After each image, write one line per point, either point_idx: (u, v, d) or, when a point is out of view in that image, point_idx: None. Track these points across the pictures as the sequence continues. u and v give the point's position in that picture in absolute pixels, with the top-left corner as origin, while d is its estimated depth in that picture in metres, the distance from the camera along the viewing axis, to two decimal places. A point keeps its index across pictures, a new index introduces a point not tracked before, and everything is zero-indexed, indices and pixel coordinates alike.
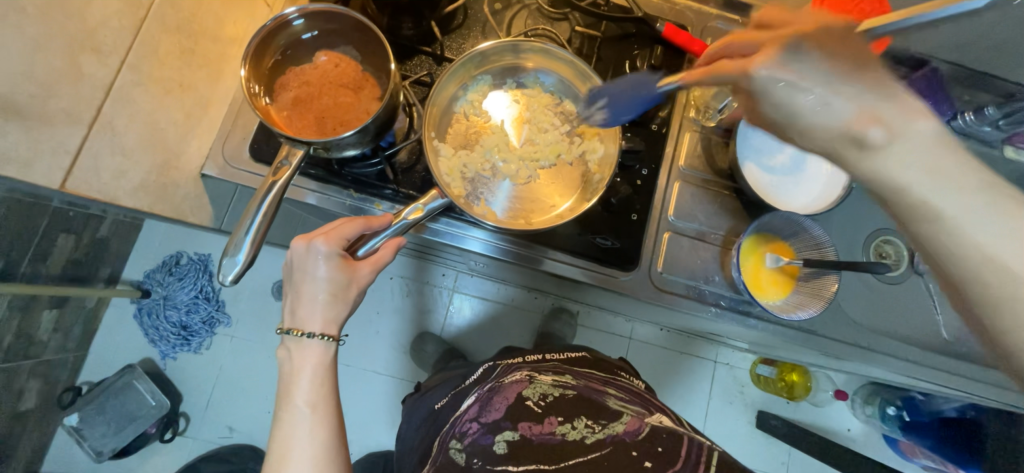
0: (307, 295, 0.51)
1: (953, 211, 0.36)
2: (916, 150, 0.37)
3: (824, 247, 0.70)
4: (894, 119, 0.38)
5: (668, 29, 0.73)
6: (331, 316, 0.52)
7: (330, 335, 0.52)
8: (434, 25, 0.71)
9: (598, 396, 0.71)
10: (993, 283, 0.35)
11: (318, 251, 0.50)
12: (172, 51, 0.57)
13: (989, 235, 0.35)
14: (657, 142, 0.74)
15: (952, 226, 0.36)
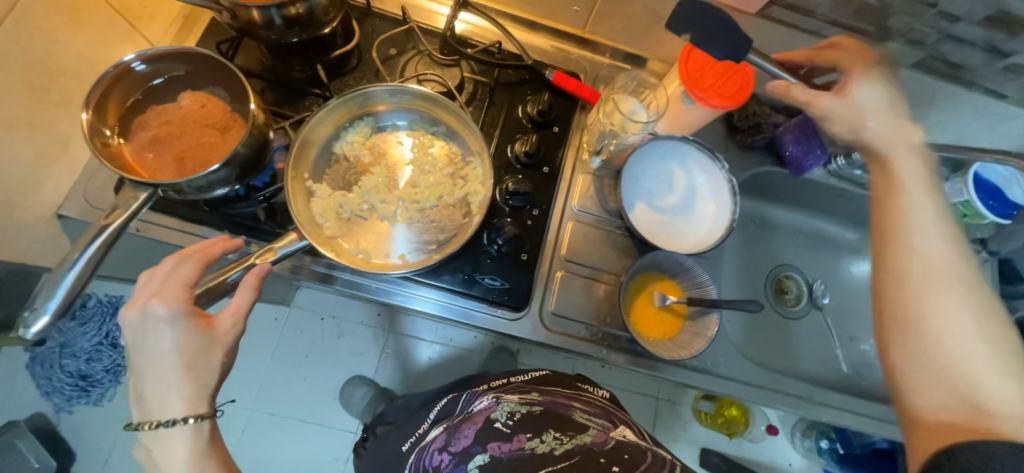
0: (155, 373, 0.48)
1: (912, 210, 0.51)
2: (912, 162, 0.54)
3: (704, 287, 0.73)
4: (895, 137, 0.56)
5: (557, 76, 0.76)
6: (192, 395, 0.49)
7: (192, 415, 0.49)
8: (322, 68, 0.71)
9: (564, 410, 0.67)
10: (918, 256, 0.49)
11: (153, 314, 0.48)
12: (16, 89, 0.54)
13: (928, 237, 0.49)
14: (548, 183, 0.75)
15: (906, 207, 0.51)
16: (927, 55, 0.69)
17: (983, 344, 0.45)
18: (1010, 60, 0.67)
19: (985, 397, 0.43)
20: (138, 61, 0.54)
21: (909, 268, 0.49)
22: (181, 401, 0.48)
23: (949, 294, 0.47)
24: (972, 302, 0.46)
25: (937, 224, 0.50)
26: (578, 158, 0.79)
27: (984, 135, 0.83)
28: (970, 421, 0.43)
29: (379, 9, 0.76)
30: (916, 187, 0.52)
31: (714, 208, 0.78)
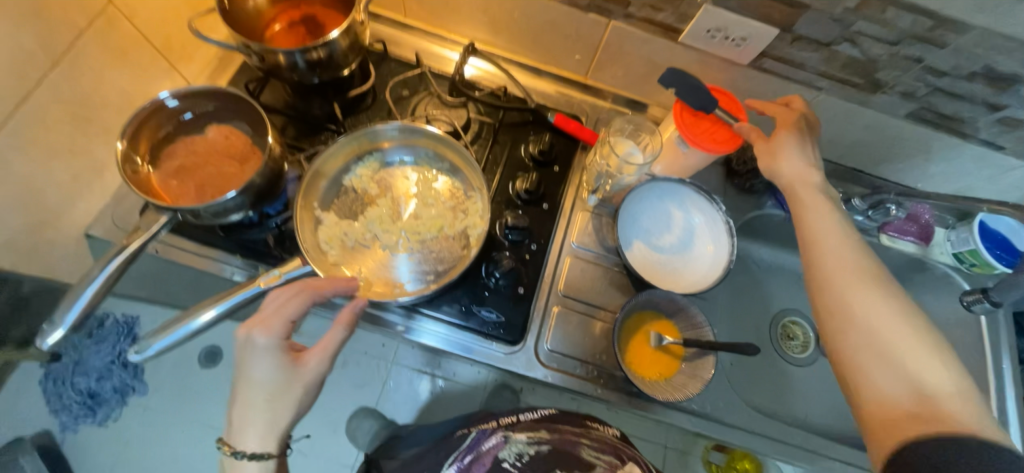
0: (245, 402, 0.52)
1: (825, 222, 0.58)
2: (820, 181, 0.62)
3: (700, 328, 0.72)
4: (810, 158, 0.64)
5: (558, 119, 0.80)
6: (269, 431, 0.53)
7: (265, 448, 0.53)
8: (339, 107, 0.76)
9: (572, 448, 0.65)
10: (841, 269, 0.54)
11: (256, 344, 0.51)
12: (63, 120, 0.60)
13: (844, 243, 0.56)
14: (548, 219, 0.77)
15: (818, 217, 0.59)
16: (920, 106, 0.71)
17: (918, 352, 0.48)
18: (1001, 114, 0.69)
19: (924, 390, 0.47)
20: (172, 98, 0.60)
21: (832, 271, 0.55)
22: (259, 436, 0.52)
23: (876, 311, 0.51)
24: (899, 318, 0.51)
25: (845, 232, 0.57)
26: (578, 196, 0.81)
27: (986, 185, 0.83)
28: (916, 417, 0.46)
29: (396, 55, 0.82)
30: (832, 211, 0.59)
31: (712, 248, 0.78)
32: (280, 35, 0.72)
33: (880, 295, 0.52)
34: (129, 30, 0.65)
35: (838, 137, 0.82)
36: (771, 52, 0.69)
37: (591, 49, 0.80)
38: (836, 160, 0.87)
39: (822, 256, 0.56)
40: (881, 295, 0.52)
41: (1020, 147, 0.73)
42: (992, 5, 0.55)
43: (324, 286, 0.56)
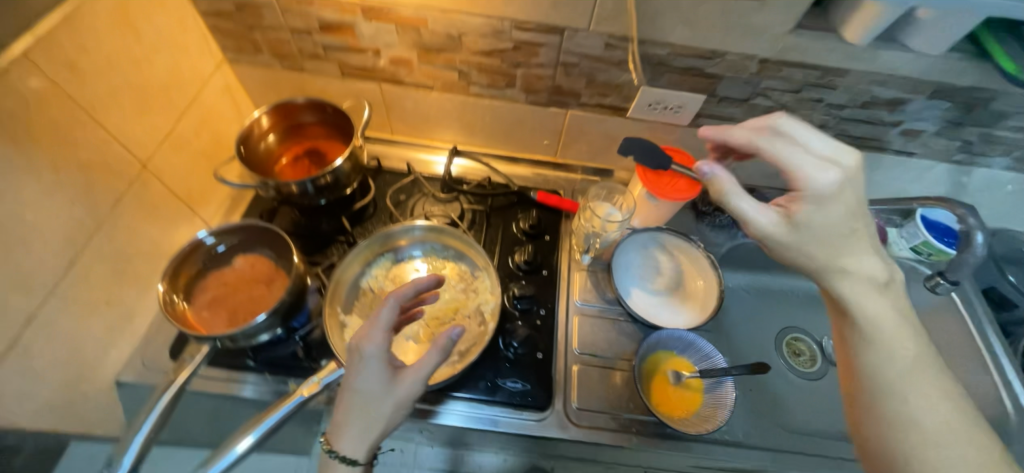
0: (347, 406, 0.55)
1: (889, 360, 0.51)
2: (886, 302, 0.53)
3: (711, 357, 0.77)
4: (864, 267, 0.54)
5: (540, 195, 0.91)
6: (364, 439, 0.56)
7: (358, 454, 0.56)
8: (346, 219, 0.85)
9: None
10: (899, 418, 0.49)
11: (362, 353, 0.54)
12: (103, 275, 0.65)
13: (909, 385, 0.50)
14: (549, 284, 0.84)
15: (880, 351, 0.51)
16: (836, 133, 0.85)
17: None
18: (902, 127, 0.82)
19: None
20: (207, 236, 0.68)
21: (890, 418, 0.50)
22: (353, 444, 0.55)
23: (956, 465, 0.46)
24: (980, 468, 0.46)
25: (911, 367, 0.51)
26: (571, 259, 0.89)
27: (915, 185, 0.95)
28: None
29: (389, 168, 0.94)
30: (894, 335, 0.52)
31: (701, 281, 0.86)
32: (286, 167, 0.82)
33: (951, 442, 0.47)
34: (158, 188, 0.73)
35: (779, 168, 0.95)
36: (704, 112, 0.83)
37: (556, 134, 0.93)
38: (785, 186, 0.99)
39: (892, 400, 0.50)
40: (958, 445, 0.47)
41: (926, 151, 0.87)
42: (862, 54, 0.70)
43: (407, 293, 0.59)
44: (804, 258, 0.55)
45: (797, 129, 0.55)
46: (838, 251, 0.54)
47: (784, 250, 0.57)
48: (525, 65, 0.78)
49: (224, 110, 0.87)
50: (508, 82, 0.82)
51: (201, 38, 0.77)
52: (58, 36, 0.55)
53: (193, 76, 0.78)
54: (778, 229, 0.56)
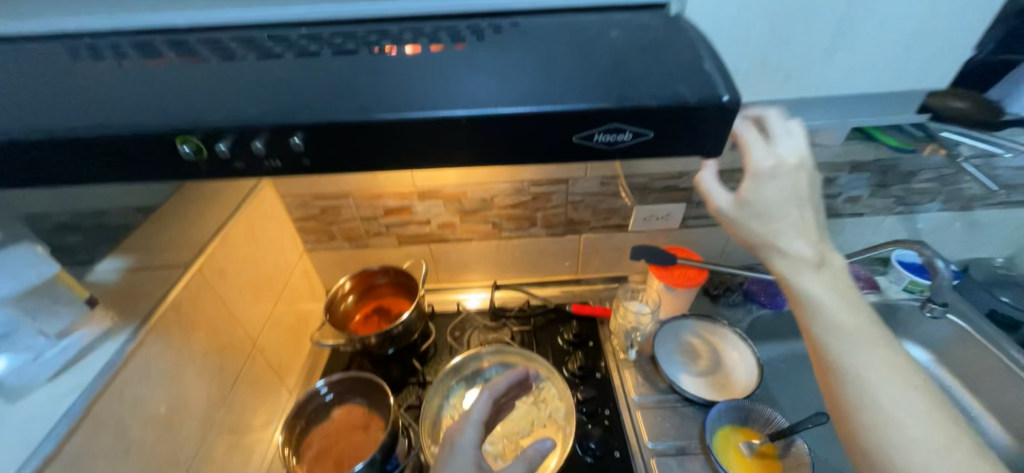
0: None
1: (839, 337, 0.51)
2: (827, 281, 0.53)
3: (773, 419, 0.83)
4: (806, 249, 0.52)
5: (574, 307, 1.05)
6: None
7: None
8: (416, 361, 0.97)
9: None
10: (855, 391, 0.50)
11: (454, 442, 0.63)
12: (222, 448, 0.75)
13: (861, 357, 0.50)
14: (605, 384, 0.93)
15: (827, 327, 0.52)
16: None
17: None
18: (844, 196, 1.03)
19: None
20: (322, 385, 0.79)
21: (848, 390, 0.51)
22: None
23: (905, 428, 0.47)
24: (925, 433, 0.47)
25: (857, 338, 0.51)
26: (617, 359, 0.98)
27: (880, 238, 1.13)
28: None
29: (441, 311, 1.09)
30: (839, 312, 0.52)
31: (737, 353, 0.96)
32: (359, 325, 0.96)
33: (906, 412, 0.48)
34: (260, 363, 0.86)
35: None
36: (688, 215, 1.04)
37: (575, 256, 1.12)
38: None
39: (846, 372, 0.51)
40: (909, 411, 0.48)
41: (873, 210, 1.07)
42: None
43: (494, 392, 0.70)
44: (750, 234, 0.53)
45: (776, 119, 0.50)
46: (778, 233, 0.52)
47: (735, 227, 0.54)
48: (543, 209, 1.01)
49: (304, 290, 1.05)
50: (531, 223, 1.03)
51: (291, 238, 0.99)
52: (216, 254, 0.75)
53: (286, 266, 0.97)
54: (727, 208, 0.53)
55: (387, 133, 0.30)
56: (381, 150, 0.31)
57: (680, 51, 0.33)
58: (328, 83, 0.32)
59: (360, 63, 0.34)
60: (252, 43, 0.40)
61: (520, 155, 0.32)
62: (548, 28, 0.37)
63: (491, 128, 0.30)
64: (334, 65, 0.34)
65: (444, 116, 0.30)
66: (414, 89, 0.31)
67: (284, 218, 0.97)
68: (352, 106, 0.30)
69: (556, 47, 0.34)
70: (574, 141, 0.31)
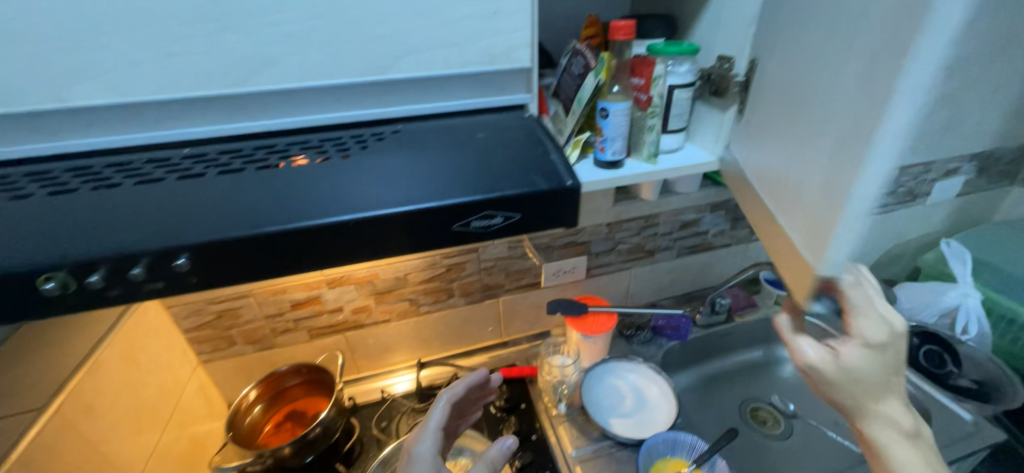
0: None
1: None
2: (916, 454, 0.56)
3: (696, 444, 0.89)
4: (901, 418, 0.55)
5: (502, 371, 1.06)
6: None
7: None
8: (340, 464, 0.89)
9: None
10: None
11: (410, 455, 0.61)
12: None
13: None
14: (542, 446, 0.94)
15: None
16: (680, 249, 1.20)
17: None
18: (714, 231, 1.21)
19: None
20: None
21: None
22: None
23: None
24: None
25: None
26: (550, 415, 1.00)
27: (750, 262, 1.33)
28: None
29: (365, 403, 1.03)
30: None
31: (656, 388, 1.03)
32: (270, 436, 0.86)
33: None
34: None
35: (664, 282, 1.26)
36: (592, 265, 1.14)
37: (496, 320, 1.15)
38: (675, 295, 1.30)
39: None
40: None
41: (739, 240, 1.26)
42: (661, 203, 1.09)
43: (450, 391, 0.70)
44: (851, 399, 0.55)
45: (870, 290, 0.57)
46: (881, 400, 0.55)
47: (830, 387, 0.56)
48: (457, 279, 1.03)
49: (199, 409, 0.93)
50: (448, 295, 1.05)
51: (181, 352, 0.89)
52: (82, 390, 0.65)
53: (175, 386, 0.85)
54: (826, 367, 0.55)
55: (279, 244, 0.32)
56: (269, 261, 0.33)
57: (532, 146, 0.40)
58: (212, 203, 0.34)
59: (244, 180, 0.36)
60: (131, 168, 0.40)
61: (403, 250, 0.35)
62: (425, 135, 0.42)
63: (379, 229, 0.33)
64: (217, 184, 0.36)
65: (336, 221, 0.32)
66: (295, 202, 0.34)
67: (170, 330, 0.87)
68: (231, 224, 0.32)
69: (433, 151, 0.39)
70: (453, 230, 0.35)
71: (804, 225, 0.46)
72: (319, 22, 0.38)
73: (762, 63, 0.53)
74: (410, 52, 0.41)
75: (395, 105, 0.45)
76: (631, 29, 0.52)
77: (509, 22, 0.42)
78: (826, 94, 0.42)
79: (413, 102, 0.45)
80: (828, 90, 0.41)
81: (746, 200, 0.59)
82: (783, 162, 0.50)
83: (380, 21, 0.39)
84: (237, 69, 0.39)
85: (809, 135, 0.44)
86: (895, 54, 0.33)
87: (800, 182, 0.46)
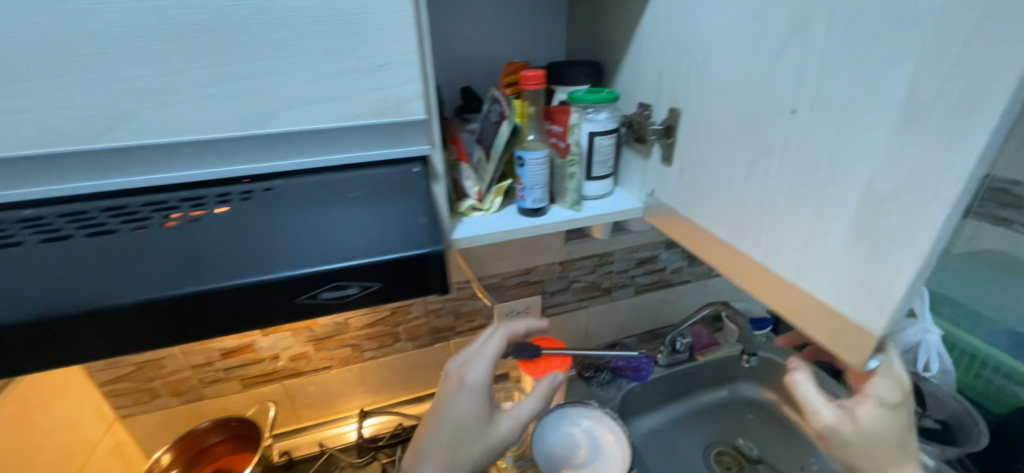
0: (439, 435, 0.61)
1: None
2: None
3: None
4: None
5: None
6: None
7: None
8: None
9: None
10: None
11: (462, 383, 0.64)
12: None
13: None
14: None
15: None
16: (638, 286, 1.18)
17: None
18: (673, 268, 1.19)
19: None
20: None
21: None
22: None
23: None
24: None
25: None
26: (498, 467, 0.94)
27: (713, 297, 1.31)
28: None
29: (303, 457, 0.97)
30: None
31: (611, 434, 0.97)
32: None
33: None
34: None
35: (625, 320, 1.22)
36: (547, 304, 1.10)
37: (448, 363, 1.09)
38: (638, 332, 1.26)
39: None
40: None
41: (699, 275, 1.24)
42: (615, 241, 1.07)
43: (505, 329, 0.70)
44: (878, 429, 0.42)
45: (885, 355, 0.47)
46: None
47: (839, 449, 0.44)
48: (403, 322, 0.99)
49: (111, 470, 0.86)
50: (394, 339, 1.00)
51: (94, 408, 0.83)
52: None
53: (83, 446, 0.80)
54: (840, 423, 0.43)
55: (89, 323, 0.29)
56: (81, 341, 0.30)
57: (407, 205, 0.36)
58: (12, 278, 0.30)
59: (70, 248, 0.33)
60: None
61: (243, 324, 0.32)
62: (296, 192, 0.38)
63: (219, 305, 0.31)
64: (35, 256, 0.32)
65: (168, 296, 0.30)
66: (117, 275, 0.31)
67: (84, 384, 0.81)
68: (33, 301, 0.29)
69: (295, 212, 0.36)
70: (300, 302, 0.32)
71: (836, 280, 0.36)
72: (182, 79, 0.36)
73: (683, 114, 0.49)
74: (290, 107, 0.39)
75: (276, 159, 0.41)
76: (541, 78, 0.51)
77: (399, 75, 0.41)
78: (837, 137, 0.33)
79: (297, 155, 0.42)
80: (841, 128, 0.33)
81: (706, 250, 0.50)
82: (771, 218, 0.41)
83: (252, 77, 0.37)
84: (88, 127, 0.35)
85: (818, 185, 0.36)
86: (969, 66, 0.25)
87: (827, 238, 0.36)
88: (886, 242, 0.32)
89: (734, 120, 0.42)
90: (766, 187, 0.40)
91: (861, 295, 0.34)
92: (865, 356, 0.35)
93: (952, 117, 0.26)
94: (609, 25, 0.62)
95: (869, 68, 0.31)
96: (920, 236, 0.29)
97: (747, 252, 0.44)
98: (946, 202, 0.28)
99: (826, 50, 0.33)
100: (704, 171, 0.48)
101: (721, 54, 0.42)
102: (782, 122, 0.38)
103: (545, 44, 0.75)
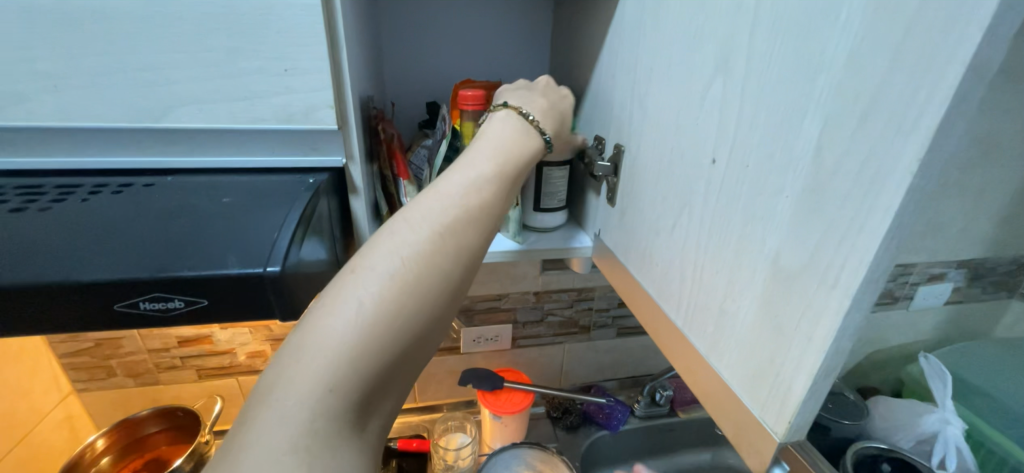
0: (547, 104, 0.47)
1: None
2: None
3: None
4: None
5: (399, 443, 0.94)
6: (407, 312, 0.29)
7: (348, 325, 0.27)
8: None
9: None
10: None
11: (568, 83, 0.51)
12: None
13: None
14: None
15: None
16: (620, 327, 1.11)
17: None
18: None
19: None
20: None
21: None
22: None
23: None
24: None
25: None
26: None
27: None
28: None
29: None
30: None
31: None
32: None
33: None
34: None
35: (604, 362, 1.15)
36: (518, 334, 1.05)
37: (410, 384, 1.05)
38: (618, 377, 1.18)
39: None
40: None
41: None
42: (594, 276, 1.01)
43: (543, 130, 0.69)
44: None
45: None
46: None
47: None
48: None
49: (55, 444, 0.86)
50: None
51: (48, 380, 0.84)
52: None
53: (28, 417, 0.80)
54: None
55: None
56: None
57: (275, 215, 0.34)
58: None
59: None
60: None
61: (56, 325, 0.29)
62: (175, 191, 0.37)
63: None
64: None
65: None
66: None
67: (42, 355, 0.83)
68: None
69: (151, 209, 0.33)
70: (117, 310, 0.29)
71: (742, 364, 0.29)
72: (78, 65, 0.35)
73: (624, 150, 0.45)
74: (187, 103, 0.38)
75: (173, 156, 0.40)
76: (480, 99, 0.51)
77: (308, 80, 0.39)
78: (751, 193, 0.28)
79: (195, 153, 0.41)
80: (752, 185, 0.27)
81: (636, 303, 0.44)
82: (689, 277, 0.34)
83: (151, 69, 0.36)
84: None
85: (731, 245, 0.30)
86: (882, 125, 0.20)
87: (736, 309, 0.29)
88: (789, 329, 0.25)
89: (665, 164, 0.37)
90: (688, 242, 0.34)
91: (765, 387, 0.27)
92: (765, 464, 0.28)
93: (858, 185, 0.21)
94: (579, 52, 0.59)
95: (780, 115, 0.25)
96: (824, 327, 0.23)
97: (668, 313, 0.38)
98: (849, 288, 0.21)
99: (743, 97, 0.28)
100: (639, 216, 0.42)
101: (658, 87, 0.38)
102: (704, 172, 0.32)
103: (526, 69, 0.73)
